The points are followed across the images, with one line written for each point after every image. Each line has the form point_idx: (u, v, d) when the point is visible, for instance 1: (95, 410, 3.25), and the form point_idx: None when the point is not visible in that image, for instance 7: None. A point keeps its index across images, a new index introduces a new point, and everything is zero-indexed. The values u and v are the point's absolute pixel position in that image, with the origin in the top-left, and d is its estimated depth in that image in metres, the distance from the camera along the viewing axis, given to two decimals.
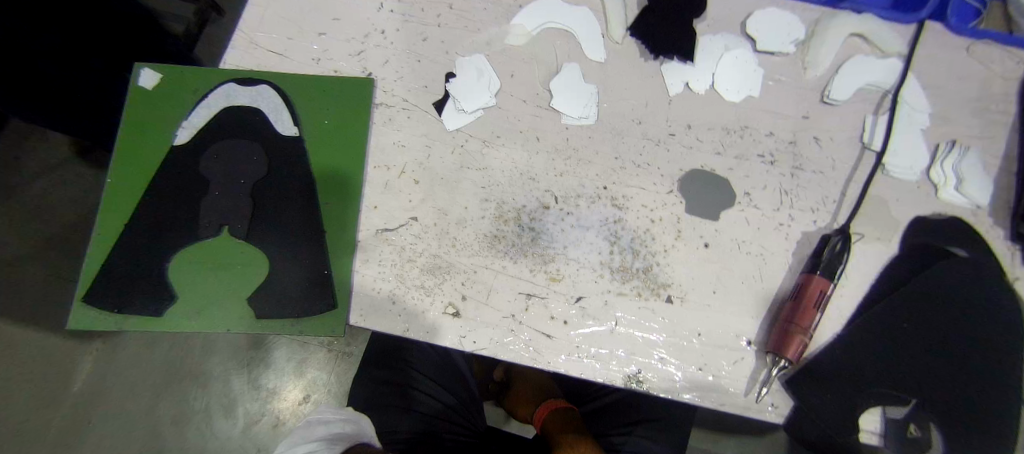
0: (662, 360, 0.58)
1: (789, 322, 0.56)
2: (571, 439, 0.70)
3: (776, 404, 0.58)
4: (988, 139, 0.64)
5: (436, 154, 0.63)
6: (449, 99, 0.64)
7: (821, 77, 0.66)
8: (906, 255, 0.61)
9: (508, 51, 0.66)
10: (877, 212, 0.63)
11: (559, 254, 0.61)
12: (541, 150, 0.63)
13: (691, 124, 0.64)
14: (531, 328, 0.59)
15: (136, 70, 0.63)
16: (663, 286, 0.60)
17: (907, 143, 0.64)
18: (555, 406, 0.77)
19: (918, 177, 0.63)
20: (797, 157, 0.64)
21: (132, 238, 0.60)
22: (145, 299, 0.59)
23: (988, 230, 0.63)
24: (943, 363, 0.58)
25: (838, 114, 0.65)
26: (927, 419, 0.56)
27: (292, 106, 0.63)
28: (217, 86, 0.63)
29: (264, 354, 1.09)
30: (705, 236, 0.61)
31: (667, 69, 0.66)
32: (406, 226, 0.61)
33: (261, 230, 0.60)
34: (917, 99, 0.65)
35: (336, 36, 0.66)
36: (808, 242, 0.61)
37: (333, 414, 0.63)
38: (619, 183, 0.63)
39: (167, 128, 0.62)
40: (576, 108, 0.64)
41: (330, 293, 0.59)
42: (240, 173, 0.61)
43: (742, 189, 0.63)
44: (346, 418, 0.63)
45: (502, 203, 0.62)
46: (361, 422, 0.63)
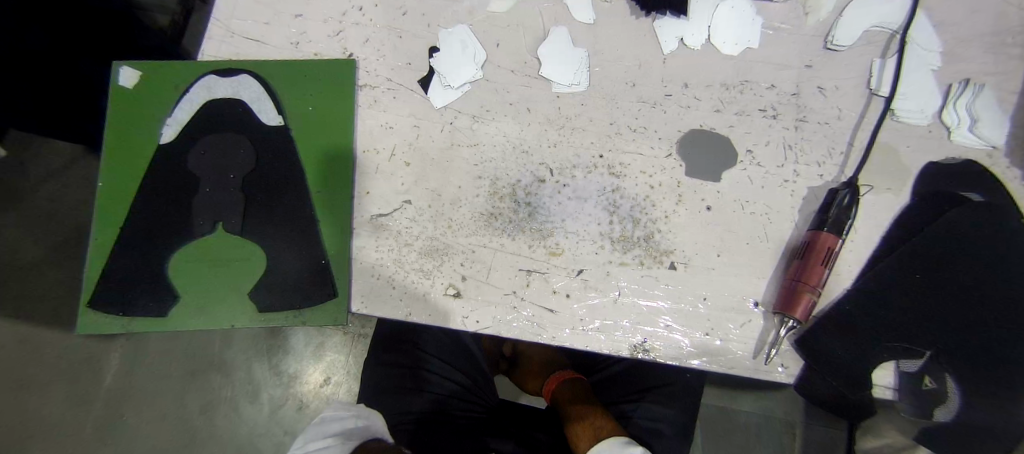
0: (668, 327, 0.58)
1: (796, 281, 0.55)
2: (582, 410, 0.70)
3: (785, 364, 0.57)
4: (1005, 75, 0.61)
5: (426, 133, 0.61)
6: (434, 75, 0.62)
7: (823, 22, 0.62)
8: (917, 204, 0.59)
9: (492, 19, 0.63)
10: (886, 161, 0.60)
11: (557, 228, 0.60)
12: (532, 121, 0.61)
13: (688, 83, 0.62)
14: (533, 304, 0.58)
15: (114, 70, 0.61)
16: (665, 253, 0.59)
17: (917, 86, 0.61)
18: (562, 378, 0.77)
19: (929, 121, 0.61)
20: (800, 109, 0.61)
21: (130, 240, 0.60)
22: (149, 301, 0.59)
23: (1004, 171, 0.60)
24: (960, 314, 0.56)
25: (842, 60, 0.62)
26: (945, 371, 0.55)
27: (274, 95, 0.61)
28: (197, 79, 0.62)
29: (282, 341, 1.10)
30: (707, 199, 0.60)
31: (660, 26, 0.63)
32: (401, 210, 0.60)
33: (255, 223, 0.60)
34: (927, 38, 0.61)
35: (313, 18, 0.63)
36: (814, 198, 0.59)
37: (345, 410, 0.64)
38: (616, 150, 0.61)
39: (152, 127, 0.61)
40: (566, 75, 0.62)
41: (329, 282, 0.59)
42: (229, 168, 0.60)
43: (744, 147, 0.61)
44: (357, 414, 0.64)
45: (497, 179, 0.60)
46: (373, 417, 0.64)
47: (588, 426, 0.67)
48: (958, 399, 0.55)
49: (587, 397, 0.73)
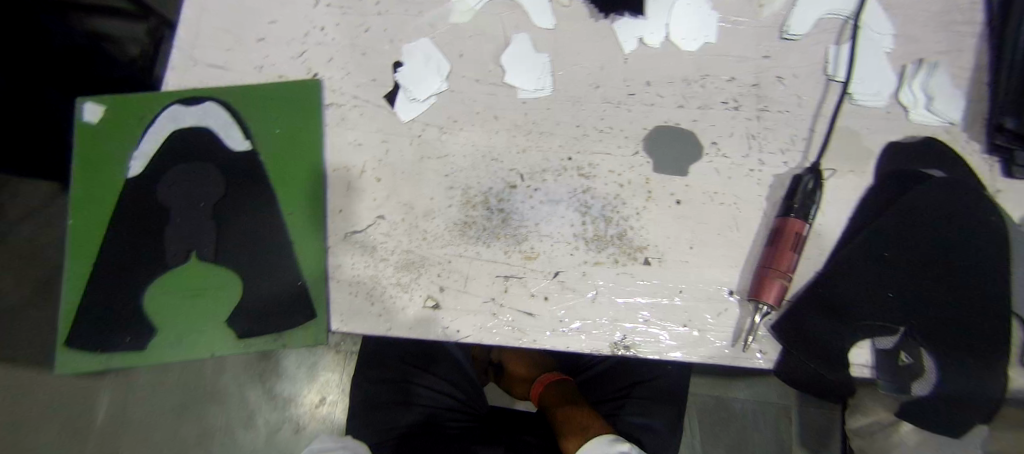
0: (647, 322, 0.58)
1: (767, 267, 0.56)
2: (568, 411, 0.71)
3: (764, 350, 0.58)
4: (957, 53, 0.63)
5: (395, 148, 0.61)
6: (400, 89, 0.63)
7: (777, 13, 0.64)
8: (881, 184, 0.60)
9: (454, 30, 0.64)
10: (847, 144, 0.62)
11: (531, 232, 0.60)
12: (500, 129, 0.62)
13: (650, 81, 0.63)
14: (513, 310, 0.59)
15: (78, 106, 0.61)
16: (639, 249, 0.60)
17: (872, 68, 0.62)
18: (551, 380, 0.77)
19: (887, 102, 0.62)
20: (761, 99, 0.62)
21: (104, 275, 0.59)
22: (126, 334, 0.59)
23: (963, 145, 0.62)
24: (929, 287, 0.57)
25: (798, 48, 0.63)
26: (918, 345, 0.57)
27: (241, 120, 0.62)
28: (162, 110, 0.62)
29: (274, 365, 1.10)
30: (676, 193, 0.61)
31: (620, 27, 0.64)
32: (375, 226, 0.60)
33: (229, 249, 0.60)
34: (879, 22, 0.63)
35: (276, 41, 0.64)
36: (780, 184, 0.60)
37: (333, 442, 0.65)
38: (584, 151, 0.62)
39: (119, 160, 0.61)
40: (530, 81, 0.63)
41: (308, 303, 0.59)
42: (198, 195, 0.60)
43: (709, 139, 0.62)
44: (343, 445, 0.64)
45: (468, 188, 0.61)
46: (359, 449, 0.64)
47: (577, 426, 0.68)
48: (934, 372, 0.57)
49: (575, 398, 0.74)
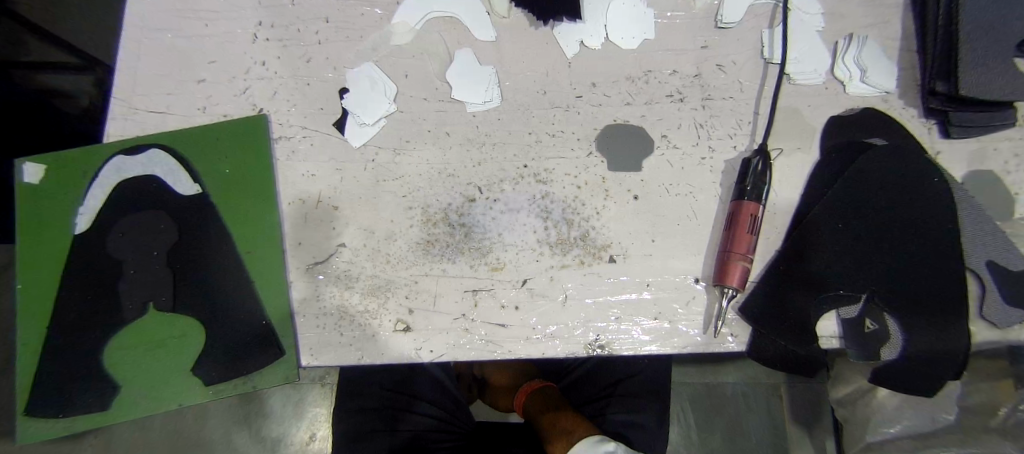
0: (619, 319, 0.59)
1: (727, 252, 0.57)
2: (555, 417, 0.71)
3: (735, 333, 0.59)
4: (885, 25, 0.65)
5: (349, 175, 0.61)
6: (349, 115, 0.62)
7: (710, 4, 0.65)
8: (828, 158, 0.62)
9: (397, 51, 0.64)
10: (791, 123, 0.63)
11: (495, 243, 0.60)
12: (453, 144, 0.62)
13: (595, 82, 0.64)
14: (485, 323, 0.58)
15: (16, 168, 0.60)
16: (603, 248, 0.60)
17: (806, 48, 0.64)
18: (535, 387, 0.78)
19: (824, 79, 0.64)
20: (704, 89, 0.64)
21: (59, 338, 0.57)
22: (89, 396, 0.57)
23: (901, 112, 0.64)
24: (885, 252, 0.59)
25: (734, 36, 0.65)
26: (881, 309, 0.58)
27: (188, 164, 0.60)
28: (105, 162, 0.60)
29: (259, 406, 1.07)
30: (633, 189, 0.61)
31: (560, 32, 0.65)
32: (337, 254, 0.59)
33: (188, 296, 0.58)
34: (807, 3, 0.65)
35: (217, 80, 0.63)
36: (732, 169, 0.62)
37: None
38: (538, 158, 0.62)
39: (65, 217, 0.59)
40: (478, 94, 0.63)
41: (276, 341, 0.58)
42: (151, 245, 0.58)
43: (659, 133, 0.63)
44: None
45: (427, 206, 0.61)
46: None
47: (564, 429, 0.68)
48: (901, 334, 0.58)
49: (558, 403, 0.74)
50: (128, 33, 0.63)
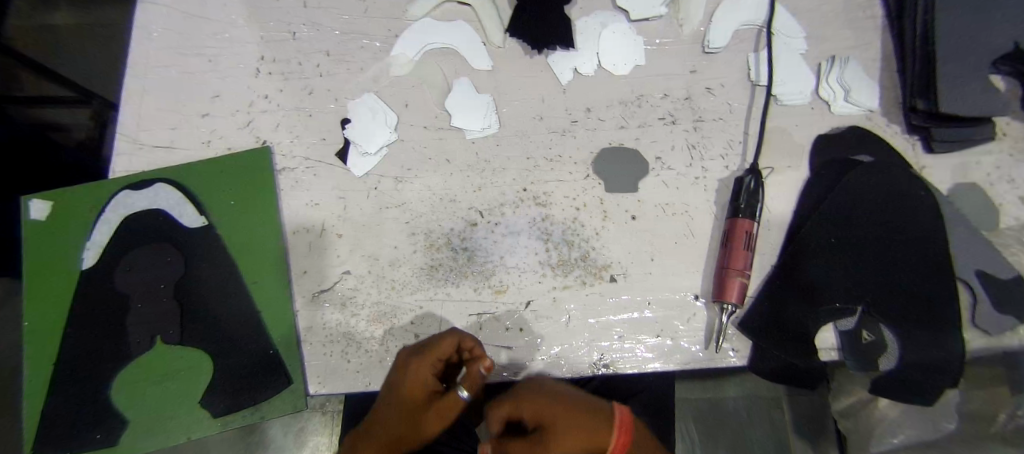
0: (622, 338, 0.60)
1: (725, 268, 0.58)
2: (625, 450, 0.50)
3: (737, 348, 0.60)
4: (864, 46, 0.68)
5: (353, 203, 0.62)
6: (350, 145, 0.64)
7: (696, 30, 0.68)
8: (818, 174, 0.64)
9: (397, 83, 0.66)
10: (780, 142, 0.65)
11: (497, 266, 0.61)
12: (454, 171, 0.64)
13: (589, 107, 0.66)
14: (490, 345, 0.59)
15: (23, 205, 0.60)
16: (604, 268, 0.61)
17: (791, 70, 0.67)
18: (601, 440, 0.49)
19: (809, 98, 0.66)
20: (694, 110, 0.66)
21: (65, 374, 0.57)
22: (96, 432, 0.57)
23: (885, 129, 0.66)
24: (879, 265, 0.61)
25: (722, 60, 0.67)
26: (877, 321, 0.60)
27: (193, 198, 0.61)
28: (111, 198, 0.61)
29: (259, 437, 1.04)
30: (630, 209, 0.63)
31: (554, 60, 0.67)
32: (342, 282, 0.60)
33: (194, 329, 0.58)
34: (789, 27, 0.68)
35: (221, 114, 0.64)
36: (725, 187, 0.63)
37: None
38: (537, 181, 0.64)
39: (72, 253, 0.60)
40: (476, 121, 0.65)
41: (282, 370, 0.58)
42: (157, 278, 0.59)
43: (653, 154, 0.65)
44: None
45: (430, 232, 0.62)
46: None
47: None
48: (897, 344, 0.59)
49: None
50: (134, 70, 0.65)
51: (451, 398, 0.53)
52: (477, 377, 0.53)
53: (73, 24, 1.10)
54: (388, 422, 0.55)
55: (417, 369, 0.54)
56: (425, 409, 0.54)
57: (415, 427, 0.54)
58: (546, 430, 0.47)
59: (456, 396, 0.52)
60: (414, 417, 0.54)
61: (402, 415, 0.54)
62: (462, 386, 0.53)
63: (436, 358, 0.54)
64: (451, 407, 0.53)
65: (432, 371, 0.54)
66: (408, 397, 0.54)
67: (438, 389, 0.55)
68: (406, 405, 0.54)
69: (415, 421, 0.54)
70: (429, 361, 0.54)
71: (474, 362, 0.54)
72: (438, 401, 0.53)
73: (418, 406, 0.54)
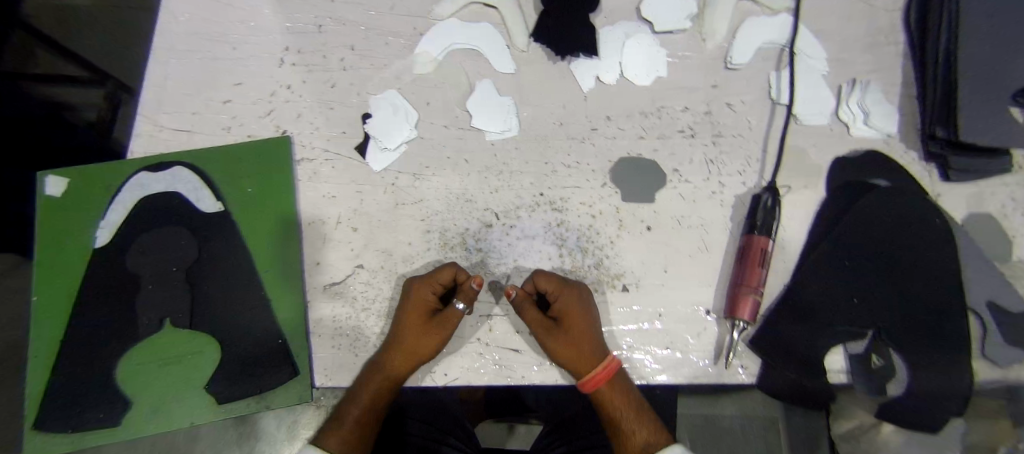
0: (631, 348, 0.60)
1: (738, 284, 0.58)
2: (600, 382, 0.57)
3: (745, 365, 0.61)
4: (885, 72, 0.68)
5: (370, 197, 0.62)
6: (370, 140, 0.64)
7: (720, 45, 0.68)
8: (834, 196, 0.64)
9: (419, 80, 0.66)
10: (798, 162, 0.66)
11: (510, 269, 0.62)
12: (472, 171, 0.64)
13: (610, 116, 0.66)
14: (499, 347, 0.59)
15: (39, 180, 0.60)
16: (617, 276, 0.62)
17: (812, 91, 0.67)
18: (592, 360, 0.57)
19: (828, 120, 0.67)
20: (714, 125, 0.66)
21: (70, 353, 0.57)
22: (100, 412, 0.56)
23: (903, 155, 0.66)
24: (891, 290, 0.61)
25: (744, 77, 0.67)
26: (887, 346, 0.60)
27: (210, 183, 0.61)
28: (128, 178, 0.61)
29: (252, 427, 0.99)
30: (646, 220, 0.63)
31: (577, 68, 0.67)
32: (354, 276, 0.60)
33: (204, 314, 0.58)
34: (812, 47, 0.68)
35: (242, 101, 0.64)
36: (742, 203, 0.64)
37: None
38: (554, 186, 0.64)
39: (85, 231, 0.59)
40: (497, 123, 0.65)
41: (291, 360, 0.58)
42: (170, 260, 0.59)
43: (671, 167, 0.65)
44: None
45: (445, 231, 0.62)
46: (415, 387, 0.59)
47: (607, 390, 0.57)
48: (906, 371, 0.60)
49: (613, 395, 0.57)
50: (157, 53, 0.65)
51: (450, 312, 0.57)
52: (471, 292, 0.57)
53: (94, 5, 1.10)
54: (394, 338, 0.57)
55: (422, 288, 0.57)
56: (430, 325, 0.56)
57: (421, 341, 0.56)
58: (569, 323, 0.57)
59: (457, 309, 0.56)
60: (420, 331, 0.56)
61: (409, 329, 0.56)
62: (461, 300, 0.57)
63: (438, 281, 0.57)
64: (450, 321, 0.57)
65: (432, 293, 0.58)
66: (414, 312, 0.57)
67: (436, 309, 0.58)
68: (413, 320, 0.56)
69: (421, 335, 0.56)
70: (431, 283, 0.57)
71: (467, 281, 0.58)
72: (439, 317, 0.57)
73: (422, 321, 0.56)
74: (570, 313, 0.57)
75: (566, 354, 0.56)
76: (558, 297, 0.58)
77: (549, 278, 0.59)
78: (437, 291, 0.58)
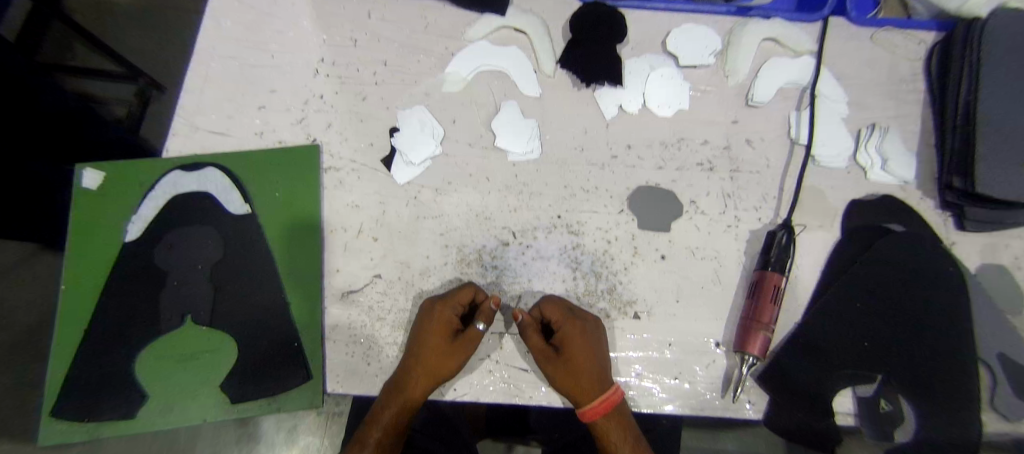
0: (640, 375, 0.61)
1: (750, 320, 0.59)
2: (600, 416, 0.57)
3: (753, 401, 0.61)
4: (904, 119, 0.69)
5: (392, 209, 0.64)
6: (396, 154, 0.65)
7: (742, 82, 0.69)
8: (848, 238, 0.65)
9: (447, 98, 0.68)
10: (814, 201, 0.66)
11: (525, 288, 0.63)
12: (492, 190, 0.65)
13: (631, 144, 0.67)
14: (508, 366, 0.60)
15: (76, 173, 0.62)
16: (629, 303, 0.62)
17: (831, 133, 0.68)
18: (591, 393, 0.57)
19: (846, 163, 0.68)
20: (732, 161, 0.67)
21: (92, 342, 0.59)
22: (117, 403, 0.58)
23: (919, 202, 0.67)
24: (901, 335, 0.61)
25: (764, 115, 0.69)
26: (896, 391, 0.60)
27: (240, 185, 0.63)
28: (162, 176, 0.63)
29: (252, 429, 0.98)
30: (660, 248, 0.64)
31: (601, 96, 0.68)
32: (371, 285, 0.61)
33: (224, 312, 0.60)
34: (833, 91, 0.70)
35: (276, 108, 0.66)
36: (756, 239, 0.65)
37: None
38: (572, 210, 0.65)
39: (118, 224, 0.62)
40: (520, 144, 0.66)
41: (304, 363, 0.59)
42: (197, 258, 0.61)
43: (688, 198, 0.66)
44: None
45: (462, 246, 0.63)
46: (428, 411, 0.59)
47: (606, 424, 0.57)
48: (914, 418, 0.59)
49: (612, 430, 0.58)
50: (197, 57, 0.67)
51: (472, 332, 0.58)
52: (490, 312, 0.59)
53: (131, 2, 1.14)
54: (413, 354, 0.58)
55: (443, 309, 0.59)
56: (454, 345, 0.58)
57: (446, 361, 0.57)
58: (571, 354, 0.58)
59: (477, 329, 0.58)
60: (445, 352, 0.58)
61: (433, 349, 0.57)
62: (480, 320, 0.58)
63: (458, 303, 0.59)
64: (472, 342, 0.58)
65: (454, 314, 0.59)
66: (437, 332, 0.58)
67: (457, 329, 0.59)
68: (435, 340, 0.57)
69: (446, 356, 0.58)
70: (451, 304, 0.59)
71: (485, 301, 0.60)
72: (461, 336, 0.58)
73: (445, 342, 0.58)
74: (573, 343, 0.58)
75: (568, 384, 0.57)
76: (562, 325, 0.59)
77: (554, 306, 0.59)
78: (458, 312, 0.59)
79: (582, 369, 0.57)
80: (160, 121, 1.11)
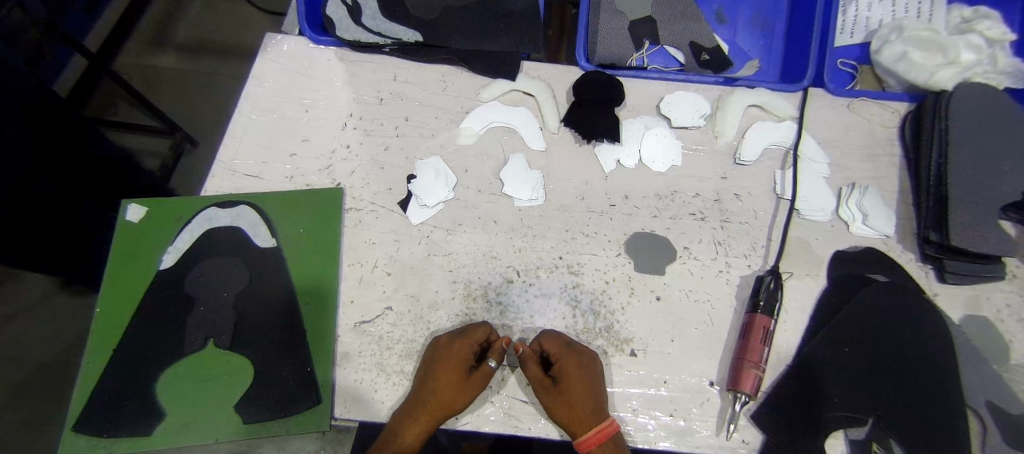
0: (636, 411, 0.63)
1: (740, 358, 0.62)
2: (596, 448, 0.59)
3: (747, 439, 0.62)
4: (882, 179, 0.75)
5: (405, 247, 0.69)
6: (411, 197, 0.71)
7: (730, 143, 0.76)
8: (835, 286, 0.69)
9: (461, 150, 0.75)
10: (801, 252, 0.71)
11: (527, 324, 0.67)
12: (499, 231, 0.70)
13: (628, 195, 0.73)
14: (509, 397, 0.63)
15: (123, 207, 0.68)
16: (626, 341, 0.66)
17: (814, 189, 0.74)
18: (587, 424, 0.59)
19: (830, 216, 0.73)
20: (723, 212, 0.73)
21: (119, 362, 0.63)
22: (137, 420, 0.61)
23: (900, 254, 0.71)
24: (889, 379, 0.63)
25: (751, 172, 0.75)
26: (888, 435, 0.61)
27: (269, 221, 0.69)
28: (198, 211, 0.69)
29: None
30: (655, 290, 0.68)
31: (601, 151, 0.75)
32: (383, 316, 0.66)
33: (245, 338, 0.64)
34: (815, 152, 0.76)
35: (306, 156, 0.73)
36: (746, 284, 0.69)
37: None
38: (573, 252, 0.70)
39: (153, 253, 0.67)
40: (525, 192, 0.72)
41: (315, 388, 0.62)
42: (224, 286, 0.66)
43: (681, 244, 0.71)
44: None
45: (469, 283, 0.68)
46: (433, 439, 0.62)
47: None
48: None
49: None
50: (240, 110, 0.75)
51: (484, 368, 0.62)
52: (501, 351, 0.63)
53: (176, 67, 1.26)
54: (427, 387, 0.61)
55: (460, 346, 0.62)
56: (466, 380, 0.61)
57: (458, 393, 0.60)
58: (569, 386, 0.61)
59: (489, 365, 0.61)
60: (457, 386, 0.61)
61: (447, 382, 0.60)
62: (491, 357, 0.62)
63: (473, 340, 0.62)
64: (484, 377, 0.61)
65: (468, 350, 0.62)
66: (451, 367, 0.61)
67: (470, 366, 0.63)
68: (449, 374, 0.61)
69: (457, 389, 0.61)
70: (467, 342, 0.62)
71: (496, 340, 0.64)
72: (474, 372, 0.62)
73: (459, 377, 0.61)
74: (571, 376, 0.61)
75: (568, 416, 0.60)
76: (560, 358, 0.62)
77: (553, 340, 0.63)
78: (472, 349, 0.63)
79: (579, 399, 0.60)
80: (192, 173, 1.21)
